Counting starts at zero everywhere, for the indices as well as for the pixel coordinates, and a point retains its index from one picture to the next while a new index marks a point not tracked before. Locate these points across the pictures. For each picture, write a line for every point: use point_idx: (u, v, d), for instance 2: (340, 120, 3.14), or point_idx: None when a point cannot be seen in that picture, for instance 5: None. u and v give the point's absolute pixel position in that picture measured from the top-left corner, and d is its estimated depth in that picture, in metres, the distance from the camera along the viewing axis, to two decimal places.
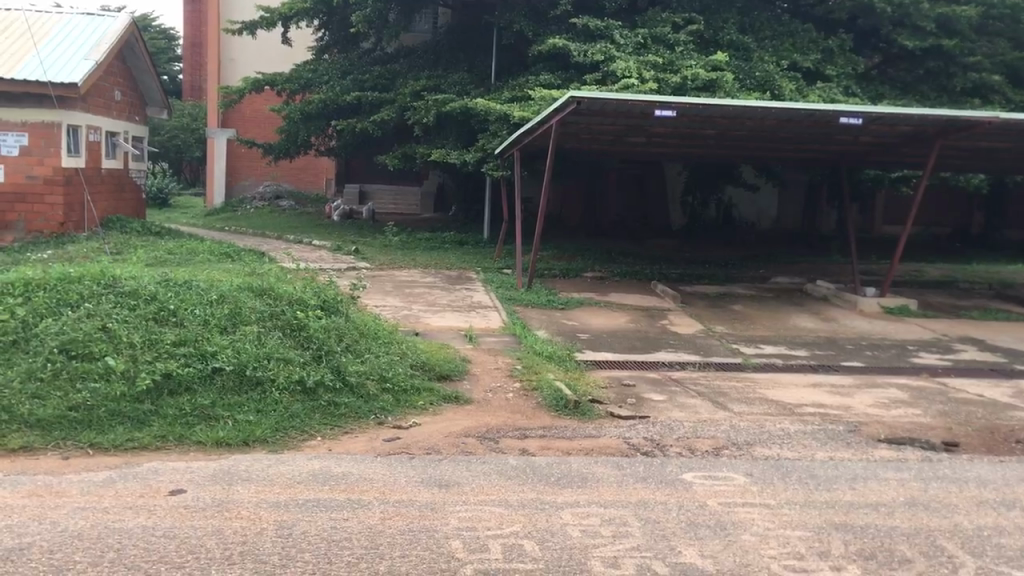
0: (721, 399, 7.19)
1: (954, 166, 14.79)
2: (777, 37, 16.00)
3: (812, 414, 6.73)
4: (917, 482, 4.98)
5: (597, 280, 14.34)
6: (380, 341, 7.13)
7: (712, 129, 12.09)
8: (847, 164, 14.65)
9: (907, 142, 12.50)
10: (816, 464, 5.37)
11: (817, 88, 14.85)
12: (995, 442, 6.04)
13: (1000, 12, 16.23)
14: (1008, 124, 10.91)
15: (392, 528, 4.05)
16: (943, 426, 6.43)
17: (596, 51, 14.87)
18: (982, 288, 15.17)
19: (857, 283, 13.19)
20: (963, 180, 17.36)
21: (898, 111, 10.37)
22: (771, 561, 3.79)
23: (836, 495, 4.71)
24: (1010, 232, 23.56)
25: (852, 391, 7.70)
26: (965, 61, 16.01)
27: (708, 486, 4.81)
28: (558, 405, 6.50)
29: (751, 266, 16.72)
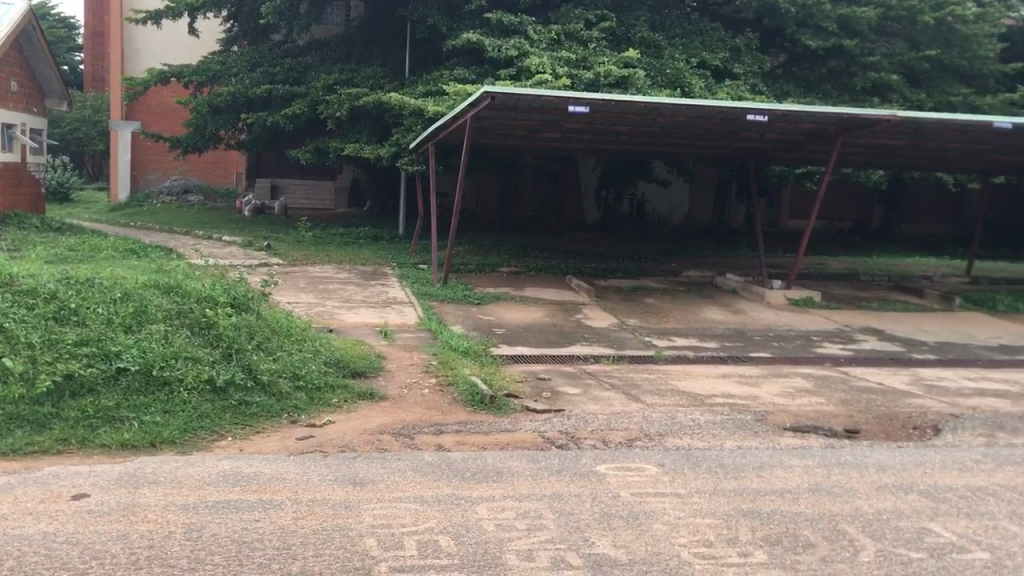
0: (634, 391, 7.32)
1: (855, 162, 15.29)
2: (687, 35, 16.28)
3: (721, 405, 6.90)
4: (820, 469, 5.15)
5: (512, 274, 14.40)
6: (292, 339, 7.03)
7: (624, 125, 12.26)
8: (754, 160, 15.00)
9: (811, 140, 12.88)
10: (725, 452, 5.51)
11: (725, 85, 15.20)
12: (894, 428, 6.28)
13: (898, 14, 16.84)
14: (905, 123, 11.34)
15: (306, 527, 4.01)
16: (845, 414, 6.67)
17: (510, 46, 14.90)
18: (882, 280, 15.75)
19: (764, 276, 13.56)
20: (863, 176, 17.98)
21: (801, 109, 10.67)
22: (681, 549, 3.87)
23: (744, 483, 4.84)
24: (907, 226, 24.52)
25: (760, 381, 7.93)
26: (865, 61, 16.59)
27: (621, 477, 4.89)
28: (473, 400, 6.52)
29: (664, 260, 17.01)
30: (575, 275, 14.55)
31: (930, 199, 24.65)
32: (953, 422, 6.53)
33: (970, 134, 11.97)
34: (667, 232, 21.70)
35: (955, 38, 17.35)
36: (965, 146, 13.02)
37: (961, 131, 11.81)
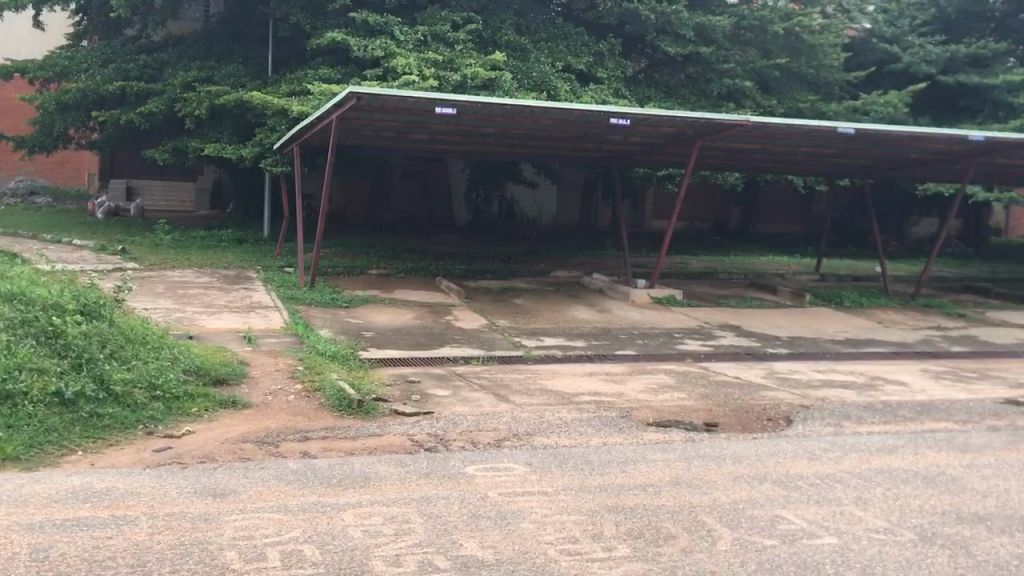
0: (503, 391, 7.37)
1: (713, 165, 15.88)
2: (552, 39, 16.49)
3: (588, 402, 7.04)
4: (681, 462, 5.32)
5: (381, 277, 14.27)
6: (148, 346, 6.74)
7: (492, 127, 12.34)
8: (618, 163, 15.35)
9: (670, 143, 13.31)
10: (591, 449, 5.61)
11: (590, 89, 15.52)
12: (749, 420, 6.55)
13: (750, 23, 17.60)
14: (757, 128, 11.84)
15: (163, 542, 3.85)
16: (705, 408, 6.91)
17: (376, 47, 14.75)
18: (740, 278, 16.40)
19: (629, 276, 13.91)
20: (721, 178, 18.68)
21: (661, 113, 11.00)
22: (547, 547, 3.92)
23: (609, 479, 4.94)
24: (762, 226, 25.64)
25: (625, 378, 8.13)
26: (721, 68, 17.27)
27: (489, 477, 4.92)
28: (341, 405, 6.42)
29: (533, 261, 17.21)
30: (445, 276, 14.55)
31: (782, 201, 25.88)
32: (804, 413, 6.86)
33: (817, 138, 12.59)
34: (536, 233, 21.97)
35: (803, 47, 18.24)
36: (813, 150, 13.71)
37: (810, 136, 12.42)
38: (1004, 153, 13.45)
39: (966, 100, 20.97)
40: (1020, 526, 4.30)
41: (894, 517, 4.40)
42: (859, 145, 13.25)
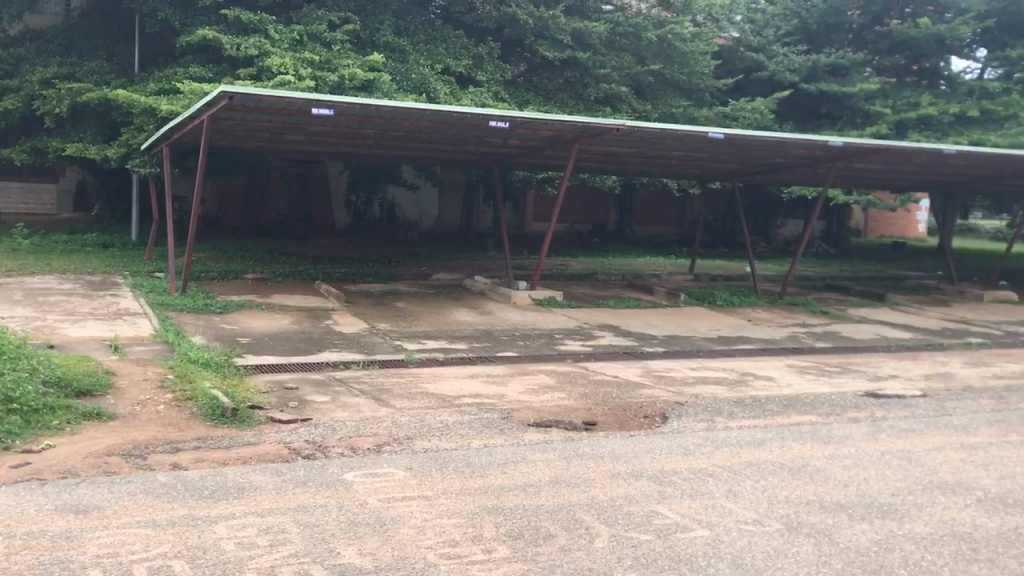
0: (384, 396, 7.29)
1: (591, 168, 16.14)
2: (430, 41, 16.44)
3: (469, 405, 7.04)
4: (561, 461, 5.38)
5: (258, 281, 13.92)
6: (4, 358, 6.37)
7: (370, 129, 12.21)
8: (498, 166, 15.44)
9: (549, 146, 13.46)
10: (472, 452, 5.61)
11: (469, 92, 15.55)
12: (627, 419, 6.68)
13: (625, 30, 18.17)
14: (633, 132, 12.10)
15: (19, 564, 3.64)
16: (584, 408, 7.01)
17: (249, 45, 14.38)
18: (618, 279, 16.73)
19: (510, 278, 14.00)
20: (599, 181, 19.04)
21: (539, 116, 11.11)
22: (427, 551, 3.90)
23: (489, 480, 4.95)
24: (639, 227, 26.27)
25: (505, 379, 8.17)
26: (597, 73, 17.62)
27: (368, 484, 4.85)
28: (215, 414, 6.22)
29: (414, 264, 17.15)
30: (324, 280, 14.33)
31: (658, 203, 26.58)
32: (679, 409, 7.05)
33: (690, 143, 12.99)
34: (417, 236, 21.89)
35: (675, 53, 18.81)
36: (687, 154, 14.13)
37: (683, 141, 12.79)
38: (862, 158, 14.20)
39: (827, 108, 21.97)
40: (879, 512, 4.53)
41: (763, 508, 4.56)
42: (728, 150, 13.74)
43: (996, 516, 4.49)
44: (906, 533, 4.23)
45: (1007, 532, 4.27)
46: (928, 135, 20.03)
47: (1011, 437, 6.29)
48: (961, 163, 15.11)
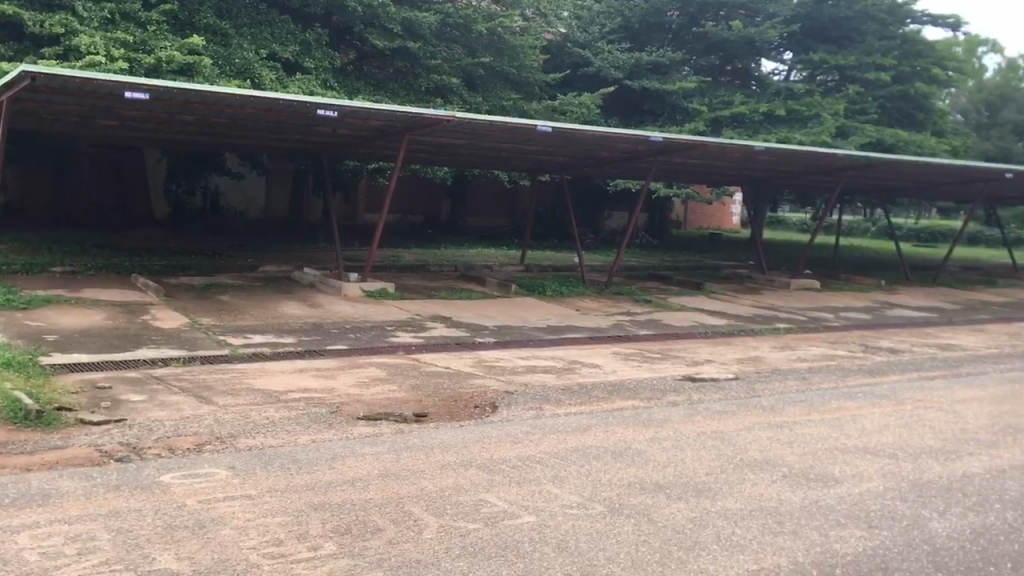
0: (206, 393, 7.01)
1: (422, 159, 16.10)
2: (255, 25, 15.90)
3: (296, 400, 6.87)
4: (389, 454, 5.34)
5: (67, 274, 13.06)
6: None
7: (189, 115, 11.69)
8: (327, 155, 15.14)
9: (379, 136, 13.31)
10: (299, 448, 5.48)
11: (296, 78, 15.18)
12: (457, 408, 6.72)
13: (455, 21, 18.23)
14: (463, 124, 12.16)
15: None
16: (415, 399, 6.99)
17: (54, 22, 13.45)
18: (450, 270, 16.78)
19: (340, 270, 13.76)
20: (430, 172, 19.03)
21: (368, 106, 10.97)
22: (250, 552, 3.78)
23: (316, 476, 4.85)
24: (471, 219, 26.44)
25: (335, 373, 8.04)
26: (428, 63, 17.61)
27: (186, 486, 4.64)
28: (16, 417, 5.80)
29: (240, 256, 16.56)
30: (141, 273, 13.61)
31: (489, 195, 26.84)
32: (508, 398, 7.15)
33: (518, 136, 13.19)
34: (242, 227, 21.17)
35: (505, 47, 19.11)
36: (516, 147, 14.33)
37: (512, 133, 12.96)
38: (681, 153, 14.86)
39: (649, 104, 22.86)
40: (694, 491, 4.75)
41: (587, 492, 4.69)
42: (557, 144, 14.03)
43: (799, 490, 4.81)
44: (719, 510, 4.46)
45: (809, 504, 4.57)
46: (741, 132, 21.16)
47: (812, 415, 6.76)
48: (770, 160, 16.08)
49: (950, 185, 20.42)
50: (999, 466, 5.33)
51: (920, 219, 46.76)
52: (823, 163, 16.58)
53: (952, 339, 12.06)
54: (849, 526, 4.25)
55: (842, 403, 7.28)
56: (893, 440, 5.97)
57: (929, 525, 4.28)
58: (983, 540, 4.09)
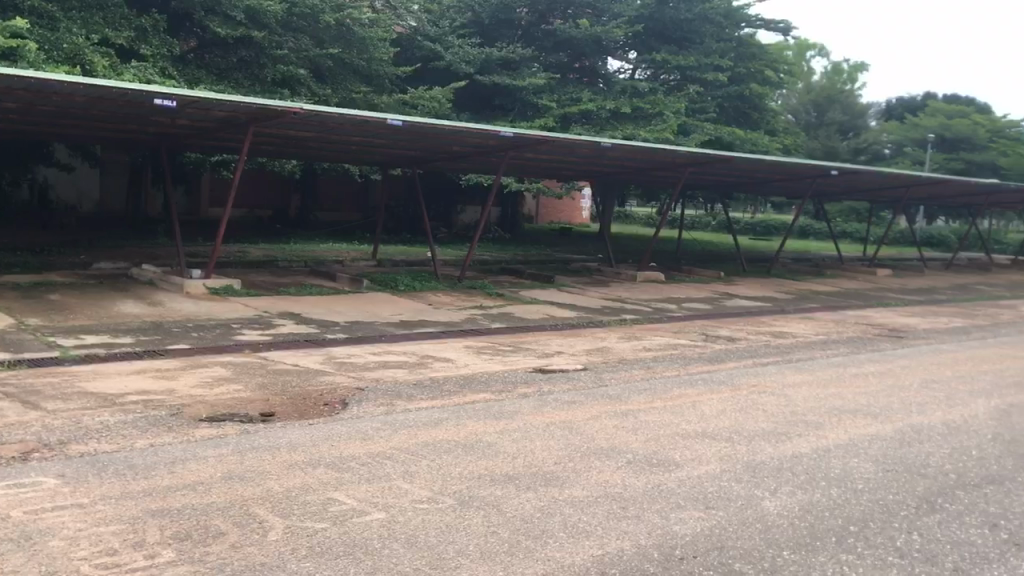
0: (34, 398, 6.59)
1: (269, 152, 15.67)
2: (85, 9, 15.04)
3: (134, 402, 6.56)
4: (234, 456, 5.18)
5: None
6: None
7: (12, 102, 10.94)
8: (167, 146, 14.51)
9: (222, 127, 12.86)
10: (136, 453, 5.23)
11: (132, 66, 14.48)
12: (306, 407, 6.58)
13: (302, 11, 17.60)
14: (310, 117, 11.90)
15: None
16: (261, 399, 6.80)
17: None
18: (299, 266, 16.42)
19: (183, 266, 13.24)
20: (278, 165, 18.54)
21: (210, 97, 10.57)
22: (81, 563, 3.59)
23: (154, 482, 4.65)
24: (322, 213, 25.97)
25: (176, 373, 7.72)
26: (273, 53, 17.11)
27: (10, 497, 4.35)
28: None
29: (72, 252, 15.66)
30: None
31: (340, 188, 26.42)
32: (358, 395, 7.06)
33: (368, 129, 13.02)
34: (75, 221, 20.03)
35: (354, 39, 18.83)
36: (365, 141, 14.16)
37: (361, 127, 12.78)
38: (530, 149, 15.06)
39: (500, 99, 23.05)
40: (542, 481, 4.83)
41: (437, 486, 4.69)
42: (408, 138, 13.95)
43: (642, 476, 4.97)
44: (566, 498, 4.55)
45: (652, 489, 4.73)
46: (588, 129, 21.62)
47: (655, 403, 7.00)
48: (616, 156, 16.52)
49: (782, 182, 21.58)
50: (825, 445, 5.68)
51: (756, 213, 49.14)
52: (667, 160, 17.18)
53: (784, 327, 12.76)
54: (690, 508, 4.42)
55: (684, 390, 7.57)
56: (729, 424, 6.26)
57: (761, 504, 4.51)
58: (809, 516, 4.35)
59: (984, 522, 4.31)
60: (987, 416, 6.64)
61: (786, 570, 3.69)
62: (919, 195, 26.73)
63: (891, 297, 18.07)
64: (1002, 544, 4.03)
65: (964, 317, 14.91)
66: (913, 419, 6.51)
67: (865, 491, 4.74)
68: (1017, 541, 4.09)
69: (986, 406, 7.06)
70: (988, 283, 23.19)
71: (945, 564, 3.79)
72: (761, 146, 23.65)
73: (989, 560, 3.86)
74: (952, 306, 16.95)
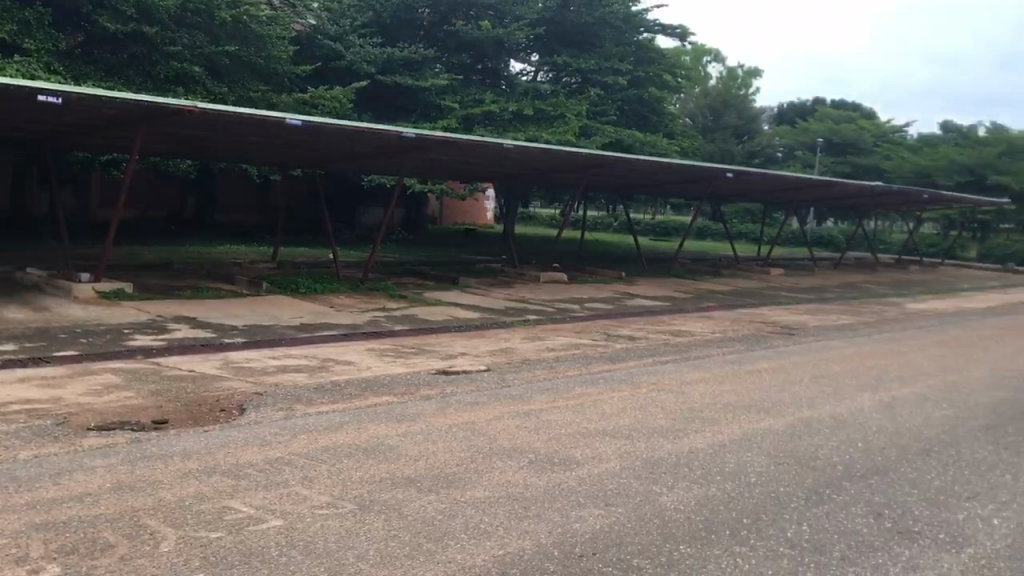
0: None
1: (162, 150, 15.20)
2: None
3: (17, 413, 6.26)
4: (124, 465, 5.01)
5: None
6: None
7: None
8: (52, 145, 13.92)
9: (112, 125, 12.41)
10: (18, 465, 5.00)
11: (14, 61, 13.86)
12: (202, 413, 6.40)
13: (196, 7, 17.17)
14: (205, 116, 11.61)
15: None
16: (154, 406, 6.58)
17: None
18: (195, 268, 15.98)
19: (70, 270, 12.71)
20: (172, 165, 18.01)
21: (98, 94, 10.20)
22: None
23: (38, 494, 4.45)
24: (219, 214, 25.35)
25: (62, 381, 7.41)
26: (166, 50, 16.64)
27: None
28: None
29: None
30: None
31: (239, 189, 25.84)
32: (256, 400, 6.91)
33: (266, 129, 12.77)
34: None
35: (252, 37, 18.45)
36: (263, 140, 13.87)
37: (259, 126, 12.52)
38: (433, 150, 15.02)
39: (402, 100, 22.92)
40: (443, 483, 4.81)
41: (337, 491, 4.63)
42: (307, 138, 13.73)
43: (543, 475, 5.00)
44: (468, 500, 4.55)
45: (553, 488, 4.77)
46: (491, 130, 21.67)
47: (557, 402, 7.07)
48: (518, 158, 16.63)
49: (680, 184, 22.08)
50: (720, 441, 5.84)
51: (656, 215, 50.17)
52: (569, 161, 17.37)
53: (683, 325, 13.05)
54: (589, 506, 4.47)
55: (585, 389, 7.66)
56: (629, 421, 6.36)
57: (658, 500, 4.59)
58: (704, 510, 4.45)
59: (869, 511, 4.49)
60: (871, 409, 6.93)
61: (683, 564, 3.76)
62: (810, 197, 27.73)
63: (784, 295, 18.70)
64: (886, 532, 4.20)
65: (852, 314, 15.53)
66: (803, 413, 6.75)
67: (758, 485, 4.88)
68: (899, 528, 4.27)
69: (871, 399, 7.37)
70: (874, 281, 24.21)
71: (832, 553, 3.92)
72: (660, 149, 24.14)
73: (873, 547, 4.01)
74: (841, 304, 17.64)
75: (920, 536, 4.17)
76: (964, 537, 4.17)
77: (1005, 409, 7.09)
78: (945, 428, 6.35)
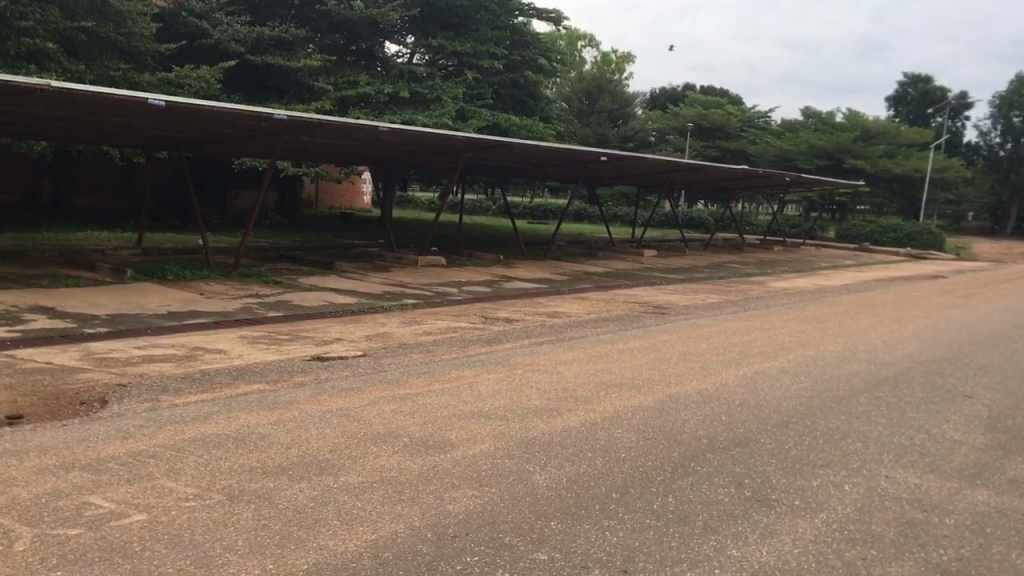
0: None
1: (12, 130, 14.32)
2: None
3: None
4: None
5: None
6: None
7: None
8: None
9: None
10: None
11: None
12: (59, 408, 6.10)
13: None
14: (63, 95, 11.05)
15: None
16: (8, 400, 6.22)
17: None
18: (51, 255, 15.16)
19: None
20: (24, 146, 17.01)
21: None
22: None
23: None
24: (77, 199, 24.20)
25: None
26: (18, 25, 15.70)
27: None
28: None
29: None
30: None
31: (97, 172, 24.73)
32: (119, 392, 6.65)
33: (126, 110, 12.23)
34: None
35: (111, 13, 17.64)
36: (124, 121, 13.28)
37: (120, 107, 11.97)
38: (304, 132, 14.72)
39: (273, 81, 22.35)
40: (317, 470, 4.76)
41: (204, 482, 4.51)
42: (172, 119, 13.23)
43: (418, 458, 5.01)
44: (341, 486, 4.51)
45: (427, 471, 4.77)
46: (366, 112, 21.37)
47: (434, 385, 7.09)
48: (394, 141, 16.47)
49: (555, 167, 22.33)
50: (592, 419, 5.96)
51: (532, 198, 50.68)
52: (446, 145, 17.33)
53: (560, 306, 13.26)
54: (463, 487, 4.50)
55: (461, 371, 7.70)
56: (503, 403, 6.43)
57: (531, 478, 4.67)
58: (575, 486, 4.55)
59: (730, 482, 4.69)
60: (735, 383, 7.23)
61: (553, 539, 3.85)
62: (680, 180, 28.58)
63: (656, 275, 19.23)
64: (745, 501, 4.40)
65: (719, 292, 16.18)
66: (671, 390, 6.97)
67: (626, 460, 5.02)
68: (758, 497, 4.47)
69: (734, 374, 7.68)
70: (741, 261, 25.13)
71: (695, 523, 4.08)
72: (536, 133, 24.38)
73: (734, 516, 4.18)
74: (709, 284, 18.24)
75: (776, 503, 4.38)
76: (817, 503, 4.41)
77: (856, 380, 7.52)
78: (801, 400, 6.68)
